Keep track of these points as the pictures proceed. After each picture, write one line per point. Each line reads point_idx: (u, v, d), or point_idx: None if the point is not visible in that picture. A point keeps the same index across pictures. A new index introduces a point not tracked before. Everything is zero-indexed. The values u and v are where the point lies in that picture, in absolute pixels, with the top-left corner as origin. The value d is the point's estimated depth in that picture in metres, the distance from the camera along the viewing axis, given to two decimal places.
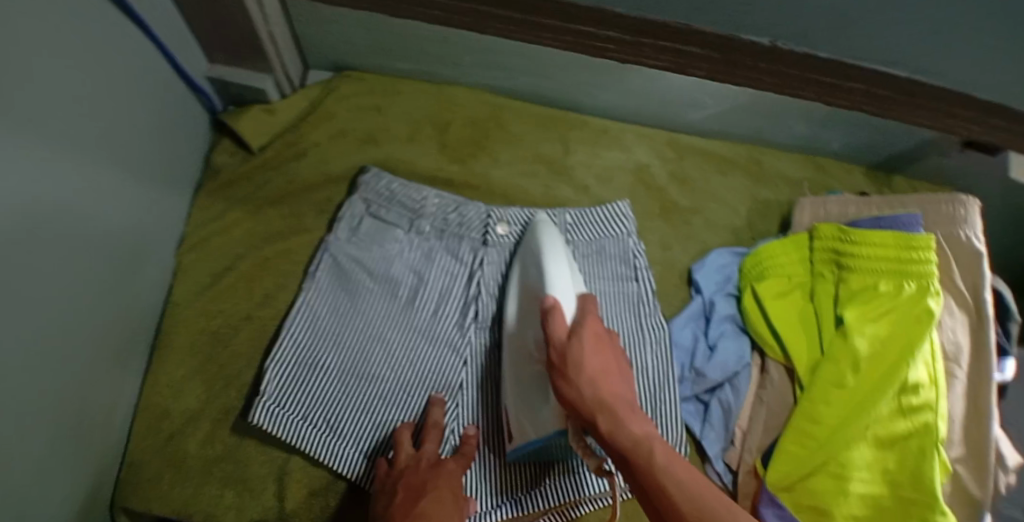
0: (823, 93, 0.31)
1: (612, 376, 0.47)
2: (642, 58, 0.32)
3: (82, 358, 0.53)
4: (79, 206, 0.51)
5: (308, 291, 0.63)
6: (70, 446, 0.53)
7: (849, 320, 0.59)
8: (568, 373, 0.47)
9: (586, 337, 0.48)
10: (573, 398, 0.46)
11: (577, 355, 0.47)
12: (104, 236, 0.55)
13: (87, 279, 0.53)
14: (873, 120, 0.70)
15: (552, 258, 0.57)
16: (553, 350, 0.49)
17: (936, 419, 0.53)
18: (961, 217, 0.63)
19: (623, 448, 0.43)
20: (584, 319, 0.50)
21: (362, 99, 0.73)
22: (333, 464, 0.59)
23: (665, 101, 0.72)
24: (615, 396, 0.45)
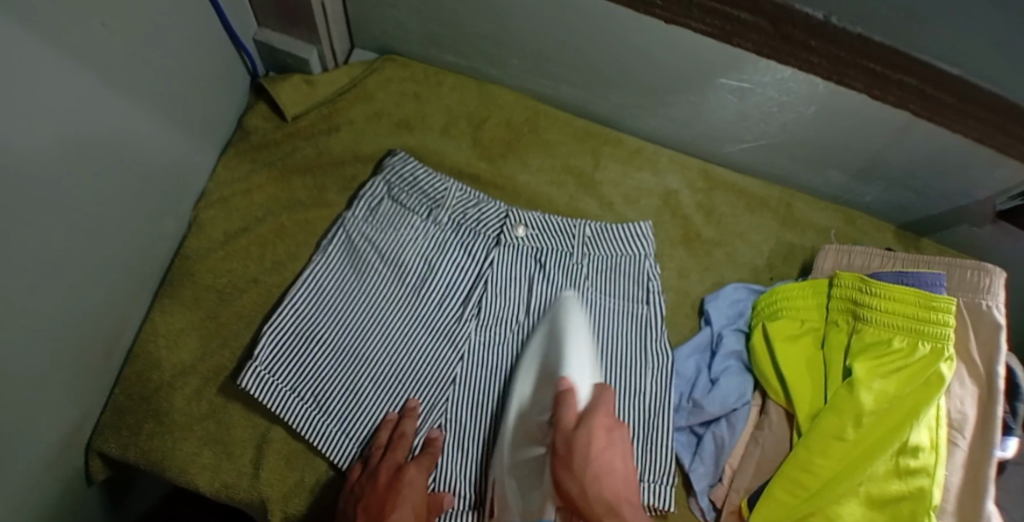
0: (868, 83, 0.55)
1: (614, 473, 0.45)
2: (688, 19, 0.56)
3: (88, 296, 0.53)
4: (113, 145, 0.52)
5: (317, 263, 0.62)
6: (62, 379, 0.53)
7: (857, 373, 0.57)
8: (573, 463, 0.44)
9: (595, 430, 0.46)
10: (575, 492, 0.43)
11: (587, 445, 0.45)
12: (132, 180, 0.56)
13: (109, 218, 0.54)
14: (911, 178, 0.69)
15: (574, 341, 0.55)
16: (559, 438, 0.46)
17: (931, 485, 0.54)
18: (985, 286, 0.61)
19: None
20: (597, 408, 0.48)
21: (401, 85, 0.74)
22: (315, 441, 0.58)
23: (704, 130, 0.72)
24: (618, 495, 0.44)
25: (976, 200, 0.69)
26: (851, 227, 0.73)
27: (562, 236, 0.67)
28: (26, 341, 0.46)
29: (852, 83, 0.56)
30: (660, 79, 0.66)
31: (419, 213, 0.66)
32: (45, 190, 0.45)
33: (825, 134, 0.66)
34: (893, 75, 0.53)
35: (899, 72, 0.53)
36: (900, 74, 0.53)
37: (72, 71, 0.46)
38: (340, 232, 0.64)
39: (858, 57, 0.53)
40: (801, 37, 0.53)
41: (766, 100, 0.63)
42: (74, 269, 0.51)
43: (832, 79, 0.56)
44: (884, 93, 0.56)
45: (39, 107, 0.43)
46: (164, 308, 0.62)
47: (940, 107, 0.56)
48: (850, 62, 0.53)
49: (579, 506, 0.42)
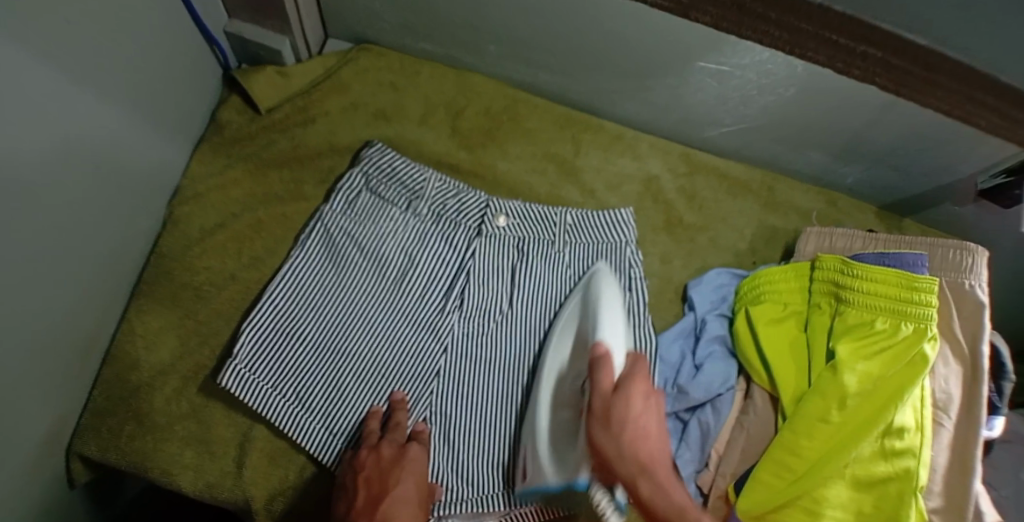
0: (831, 56, 0.50)
1: (651, 435, 0.46)
2: None
3: (62, 297, 0.52)
4: (84, 142, 0.51)
5: (295, 258, 0.61)
6: (39, 384, 0.52)
7: (841, 355, 0.57)
8: (611, 426, 0.44)
9: (634, 395, 0.46)
10: (611, 452, 0.44)
11: (625, 410, 0.45)
12: (105, 179, 0.55)
13: (83, 218, 0.53)
14: (891, 159, 0.69)
15: (606, 307, 0.55)
16: (597, 400, 0.46)
17: (917, 466, 0.54)
18: (967, 265, 0.61)
19: (666, 516, 0.43)
20: (631, 374, 0.47)
21: (378, 75, 0.73)
22: (298, 438, 0.57)
23: (685, 115, 0.71)
24: (654, 458, 0.45)
25: (958, 179, 0.69)
26: (834, 209, 0.73)
27: (543, 224, 0.66)
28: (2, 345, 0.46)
29: (815, 55, 0.51)
30: (639, 63, 0.65)
31: (399, 205, 0.65)
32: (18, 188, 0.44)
33: (805, 115, 0.66)
34: (858, 47, 0.48)
35: (863, 42, 0.48)
36: (867, 45, 0.48)
37: (39, 67, 0.45)
38: (318, 226, 0.63)
39: (822, 29, 0.48)
40: (755, 9, 0.48)
41: (745, 82, 0.63)
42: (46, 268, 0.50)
43: (795, 52, 0.51)
44: (848, 65, 0.51)
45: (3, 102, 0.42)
46: (141, 307, 0.61)
47: (910, 81, 0.50)
48: (813, 33, 0.48)
49: (616, 467, 0.43)
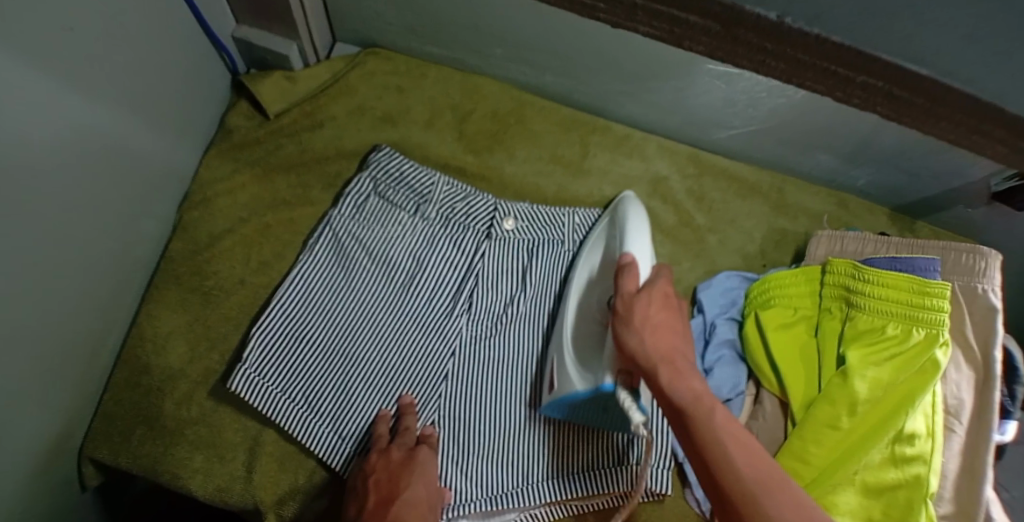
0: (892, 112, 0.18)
1: (673, 333, 0.46)
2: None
3: (62, 306, 0.52)
4: (83, 150, 0.51)
5: (305, 262, 0.61)
6: (43, 391, 0.52)
7: (851, 361, 0.57)
8: (633, 320, 0.46)
9: (656, 295, 0.48)
10: (632, 344, 0.45)
11: (644, 306, 0.47)
12: (105, 186, 0.55)
13: (82, 226, 0.53)
14: (902, 160, 0.68)
15: (633, 226, 0.57)
16: (620, 301, 0.48)
17: (928, 473, 0.53)
18: (981, 270, 0.60)
19: (680, 404, 0.43)
20: (657, 279, 0.49)
21: (385, 78, 0.72)
22: (308, 443, 0.58)
23: (692, 117, 0.71)
24: (674, 350, 0.45)
25: (970, 180, 0.68)
26: (844, 211, 0.72)
27: (552, 227, 0.66)
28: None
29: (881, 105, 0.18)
30: (646, 66, 0.65)
31: (407, 209, 0.65)
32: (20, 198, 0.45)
33: (814, 117, 0.65)
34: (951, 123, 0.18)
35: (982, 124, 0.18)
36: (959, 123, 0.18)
37: (30, 76, 0.45)
38: (326, 231, 0.63)
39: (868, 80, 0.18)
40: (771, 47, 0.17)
41: (751, 86, 0.62)
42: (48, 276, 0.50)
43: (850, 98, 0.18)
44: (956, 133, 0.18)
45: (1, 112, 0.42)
46: (149, 313, 0.61)
47: None
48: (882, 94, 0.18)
49: (636, 357, 0.45)
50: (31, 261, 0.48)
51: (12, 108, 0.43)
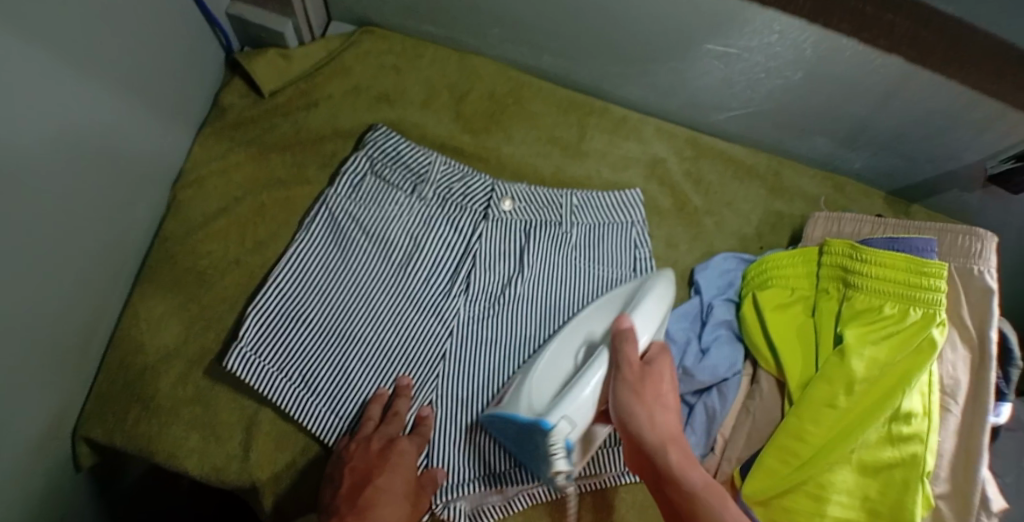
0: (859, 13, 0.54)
1: (670, 410, 0.51)
2: None
3: (64, 282, 0.52)
4: (87, 124, 0.51)
5: (301, 242, 0.61)
6: (44, 367, 0.51)
7: (848, 340, 0.57)
8: (647, 396, 0.49)
9: (662, 373, 0.52)
10: (646, 423, 0.48)
11: (655, 386, 0.51)
12: (106, 162, 0.55)
13: (85, 202, 0.53)
14: (899, 142, 0.69)
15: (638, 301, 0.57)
16: (631, 370, 0.50)
17: (924, 451, 0.53)
18: (977, 251, 0.61)
19: (688, 488, 0.47)
20: (659, 358, 0.53)
21: (381, 58, 0.72)
22: (304, 422, 0.57)
23: (691, 99, 0.71)
24: (675, 432, 0.50)
25: (963, 164, 0.68)
26: (840, 195, 0.73)
27: (549, 208, 0.67)
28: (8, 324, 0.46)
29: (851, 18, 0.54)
30: (644, 47, 0.65)
31: (403, 189, 0.65)
32: (24, 167, 0.45)
33: (812, 99, 0.65)
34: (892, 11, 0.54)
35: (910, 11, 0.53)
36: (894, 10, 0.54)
37: (40, 47, 0.45)
38: (322, 210, 0.63)
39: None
40: None
41: (751, 66, 0.62)
42: (53, 247, 0.50)
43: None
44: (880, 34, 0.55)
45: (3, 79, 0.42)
46: (143, 292, 0.61)
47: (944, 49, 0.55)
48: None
49: (648, 436, 0.48)
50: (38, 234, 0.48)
51: (20, 77, 0.43)
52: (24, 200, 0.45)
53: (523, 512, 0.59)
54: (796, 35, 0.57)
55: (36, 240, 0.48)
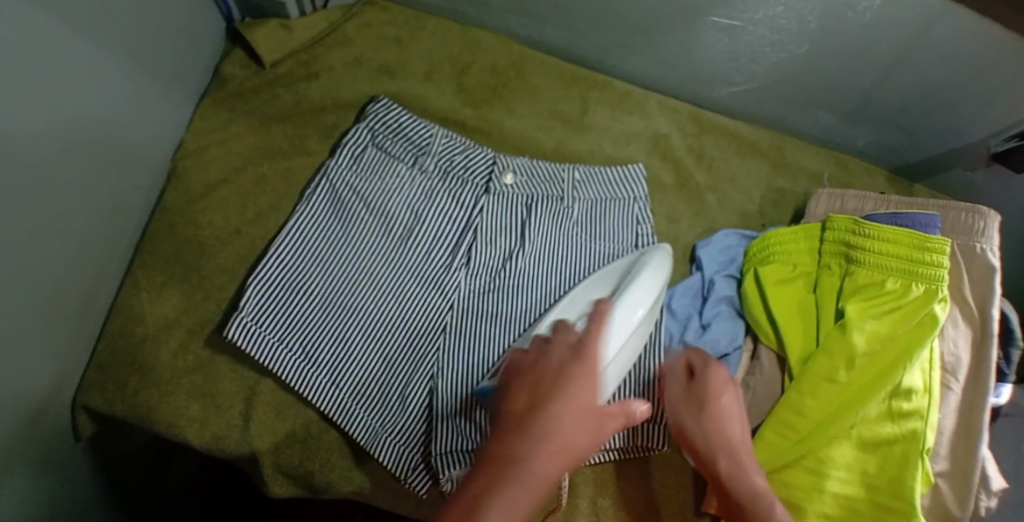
0: None
1: (733, 425, 0.51)
2: None
3: (76, 244, 0.52)
4: (98, 86, 0.52)
5: (302, 213, 0.61)
6: (54, 329, 0.52)
7: (850, 314, 0.57)
8: (693, 411, 0.52)
9: (711, 382, 0.52)
10: (697, 437, 0.51)
11: (704, 398, 0.52)
12: (116, 127, 0.55)
13: (97, 166, 0.53)
14: (901, 120, 0.70)
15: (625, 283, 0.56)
16: (676, 391, 0.53)
17: (924, 427, 0.53)
18: (980, 228, 0.60)
19: (741, 498, 0.48)
20: (709, 367, 0.53)
21: (383, 30, 0.72)
22: (305, 393, 0.57)
23: (694, 73, 0.71)
24: (735, 444, 0.51)
25: (969, 140, 0.69)
26: (843, 172, 0.73)
27: (551, 183, 0.67)
28: (26, 283, 0.46)
29: None
30: (650, 19, 0.65)
31: (405, 161, 0.65)
32: (40, 123, 0.45)
33: (816, 73, 0.66)
34: None
35: None
36: None
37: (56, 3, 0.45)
38: (323, 182, 0.62)
39: None
40: None
41: (756, 38, 0.63)
42: (69, 207, 0.50)
43: None
44: None
45: (24, 33, 0.43)
46: (144, 261, 0.61)
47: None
48: None
49: (700, 448, 0.51)
50: (56, 194, 0.48)
51: (38, 32, 0.44)
52: (44, 156, 0.46)
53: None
54: (802, 5, 0.57)
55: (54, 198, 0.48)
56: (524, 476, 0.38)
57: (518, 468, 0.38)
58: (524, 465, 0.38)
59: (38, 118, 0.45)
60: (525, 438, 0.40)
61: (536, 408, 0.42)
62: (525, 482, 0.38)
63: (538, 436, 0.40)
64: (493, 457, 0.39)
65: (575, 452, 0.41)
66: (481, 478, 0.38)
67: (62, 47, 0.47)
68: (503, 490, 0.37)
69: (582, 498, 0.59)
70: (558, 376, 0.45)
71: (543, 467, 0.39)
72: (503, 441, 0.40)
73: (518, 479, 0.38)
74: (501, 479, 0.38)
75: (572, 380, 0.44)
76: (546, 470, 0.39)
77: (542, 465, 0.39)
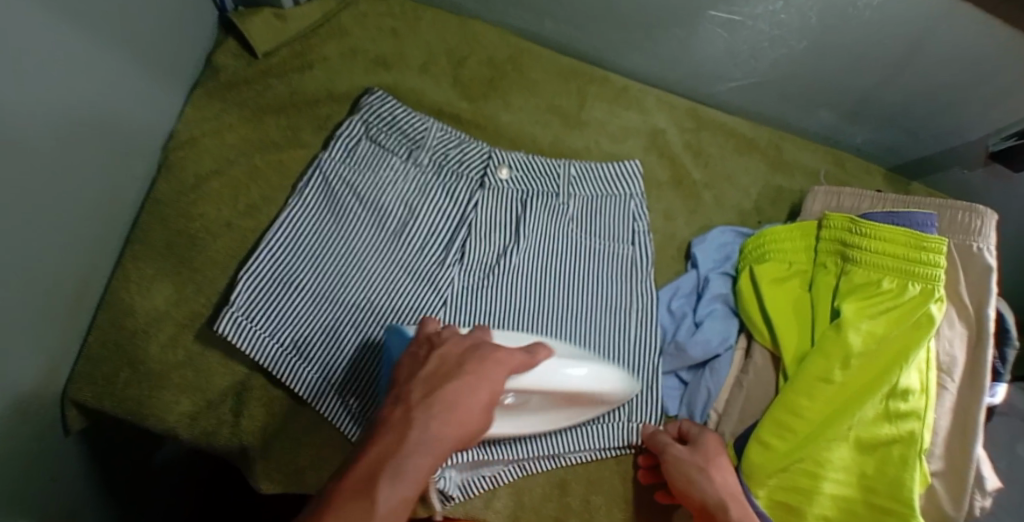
0: None
1: (730, 480, 0.54)
2: None
3: (68, 236, 0.52)
4: (92, 78, 0.51)
5: (295, 206, 0.60)
6: (45, 322, 0.51)
7: (846, 313, 0.56)
8: (694, 473, 0.53)
9: (709, 448, 0.55)
10: (700, 492, 0.52)
11: (704, 462, 0.54)
12: (110, 119, 0.54)
13: (91, 158, 0.53)
14: (899, 118, 0.69)
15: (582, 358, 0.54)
16: (673, 454, 0.55)
17: (921, 428, 0.53)
18: (977, 228, 0.60)
19: None
20: (706, 435, 0.56)
21: (378, 21, 0.72)
22: (296, 388, 0.57)
23: (693, 68, 0.70)
24: (736, 497, 0.53)
25: (967, 140, 0.69)
26: (842, 169, 0.73)
27: (547, 179, 0.66)
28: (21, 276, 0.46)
29: None
30: (649, 12, 0.64)
31: (399, 154, 0.65)
32: (33, 113, 0.45)
33: (817, 70, 0.65)
34: None
35: None
36: None
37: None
38: (316, 175, 0.62)
39: None
40: None
41: (756, 34, 0.62)
42: (64, 200, 0.50)
43: None
44: None
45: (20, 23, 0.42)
46: (135, 254, 0.60)
47: None
48: None
49: (705, 504, 0.52)
50: (51, 186, 0.48)
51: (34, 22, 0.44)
52: (40, 148, 0.46)
53: (511, 482, 0.59)
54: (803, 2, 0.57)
55: (50, 190, 0.48)
56: (420, 440, 0.38)
57: (413, 430, 0.39)
58: (421, 429, 0.39)
59: (33, 108, 0.45)
60: (425, 398, 0.40)
61: (447, 375, 0.42)
62: (421, 448, 0.38)
63: (439, 401, 0.40)
64: (395, 417, 0.40)
65: (468, 427, 0.40)
66: (386, 439, 0.38)
67: (56, 38, 0.46)
68: (404, 457, 0.37)
69: (575, 496, 0.59)
70: (477, 345, 0.44)
71: (435, 432, 0.39)
72: (406, 401, 0.40)
73: (414, 443, 0.38)
74: (404, 441, 0.38)
75: (487, 351, 0.44)
76: (438, 438, 0.38)
77: (434, 432, 0.39)
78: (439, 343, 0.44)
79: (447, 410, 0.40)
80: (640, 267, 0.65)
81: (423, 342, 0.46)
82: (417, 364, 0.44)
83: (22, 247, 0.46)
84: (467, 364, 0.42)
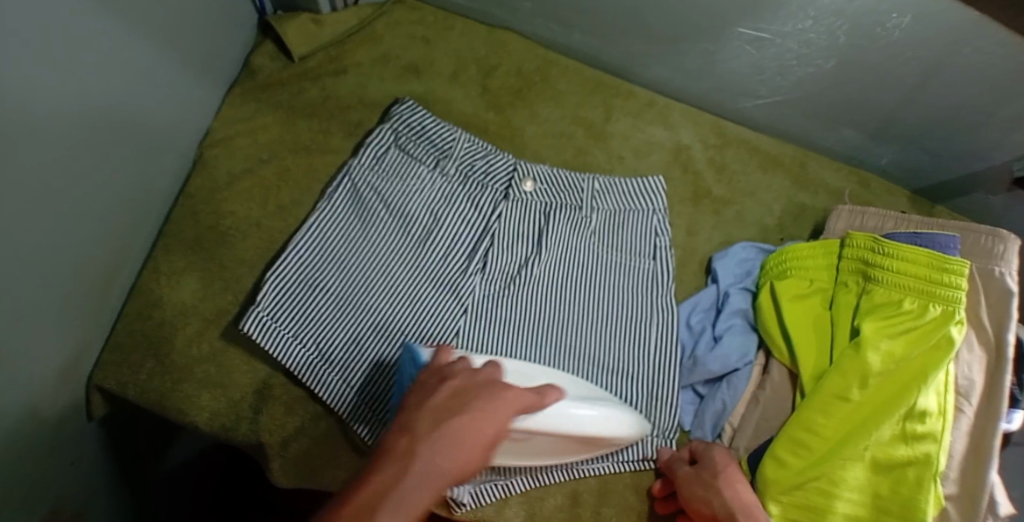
0: None
1: (739, 491, 0.54)
2: None
3: (104, 225, 0.53)
4: (135, 74, 0.53)
5: (322, 210, 0.61)
6: (77, 309, 0.52)
7: (865, 333, 0.56)
8: (701, 486, 0.55)
9: (715, 462, 0.56)
10: (709, 504, 0.54)
11: (709, 475, 0.55)
12: (150, 114, 0.56)
13: (130, 152, 0.54)
14: (924, 140, 0.70)
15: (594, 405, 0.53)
16: (680, 471, 0.56)
17: (938, 451, 0.53)
18: (999, 252, 0.60)
19: None
20: (712, 450, 0.58)
21: (411, 30, 0.73)
22: (316, 387, 0.57)
23: (719, 84, 0.71)
24: (746, 506, 0.53)
25: (991, 164, 0.69)
26: (865, 190, 0.73)
27: (570, 191, 0.67)
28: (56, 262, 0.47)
29: None
30: (678, 27, 0.65)
31: (426, 163, 0.66)
32: (80, 102, 0.46)
33: (842, 89, 0.66)
34: None
35: None
36: None
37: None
38: (345, 180, 0.63)
39: None
40: None
41: (782, 51, 0.63)
42: (101, 189, 0.52)
43: None
44: None
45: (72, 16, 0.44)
46: (166, 247, 0.61)
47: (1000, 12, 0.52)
48: None
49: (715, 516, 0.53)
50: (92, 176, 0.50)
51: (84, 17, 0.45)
52: (82, 137, 0.47)
53: (524, 492, 0.59)
54: (829, 20, 0.58)
55: (90, 178, 0.50)
56: (421, 472, 0.38)
57: (415, 462, 0.39)
58: (424, 462, 0.39)
59: (79, 99, 0.46)
60: (433, 432, 0.40)
61: (457, 408, 0.41)
62: (422, 483, 0.38)
63: (445, 434, 0.40)
64: (400, 449, 0.39)
65: (469, 464, 0.40)
66: (387, 470, 0.38)
67: (103, 33, 0.48)
68: (407, 491, 0.37)
69: (588, 507, 0.60)
70: (489, 382, 0.44)
71: (439, 467, 0.39)
72: (411, 431, 0.40)
73: (414, 475, 0.38)
74: (406, 474, 0.38)
75: (498, 387, 0.44)
76: (441, 473, 0.39)
77: (438, 465, 0.39)
78: (452, 375, 0.44)
79: (454, 444, 0.40)
80: (660, 285, 0.65)
81: (434, 371, 0.46)
82: (427, 393, 0.43)
83: (59, 233, 0.47)
84: (478, 401, 0.42)
